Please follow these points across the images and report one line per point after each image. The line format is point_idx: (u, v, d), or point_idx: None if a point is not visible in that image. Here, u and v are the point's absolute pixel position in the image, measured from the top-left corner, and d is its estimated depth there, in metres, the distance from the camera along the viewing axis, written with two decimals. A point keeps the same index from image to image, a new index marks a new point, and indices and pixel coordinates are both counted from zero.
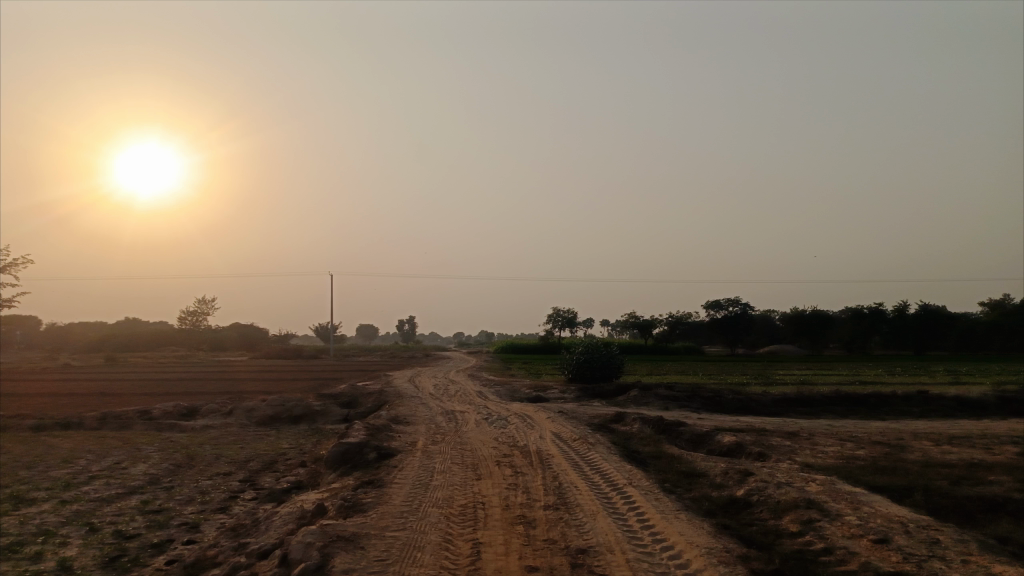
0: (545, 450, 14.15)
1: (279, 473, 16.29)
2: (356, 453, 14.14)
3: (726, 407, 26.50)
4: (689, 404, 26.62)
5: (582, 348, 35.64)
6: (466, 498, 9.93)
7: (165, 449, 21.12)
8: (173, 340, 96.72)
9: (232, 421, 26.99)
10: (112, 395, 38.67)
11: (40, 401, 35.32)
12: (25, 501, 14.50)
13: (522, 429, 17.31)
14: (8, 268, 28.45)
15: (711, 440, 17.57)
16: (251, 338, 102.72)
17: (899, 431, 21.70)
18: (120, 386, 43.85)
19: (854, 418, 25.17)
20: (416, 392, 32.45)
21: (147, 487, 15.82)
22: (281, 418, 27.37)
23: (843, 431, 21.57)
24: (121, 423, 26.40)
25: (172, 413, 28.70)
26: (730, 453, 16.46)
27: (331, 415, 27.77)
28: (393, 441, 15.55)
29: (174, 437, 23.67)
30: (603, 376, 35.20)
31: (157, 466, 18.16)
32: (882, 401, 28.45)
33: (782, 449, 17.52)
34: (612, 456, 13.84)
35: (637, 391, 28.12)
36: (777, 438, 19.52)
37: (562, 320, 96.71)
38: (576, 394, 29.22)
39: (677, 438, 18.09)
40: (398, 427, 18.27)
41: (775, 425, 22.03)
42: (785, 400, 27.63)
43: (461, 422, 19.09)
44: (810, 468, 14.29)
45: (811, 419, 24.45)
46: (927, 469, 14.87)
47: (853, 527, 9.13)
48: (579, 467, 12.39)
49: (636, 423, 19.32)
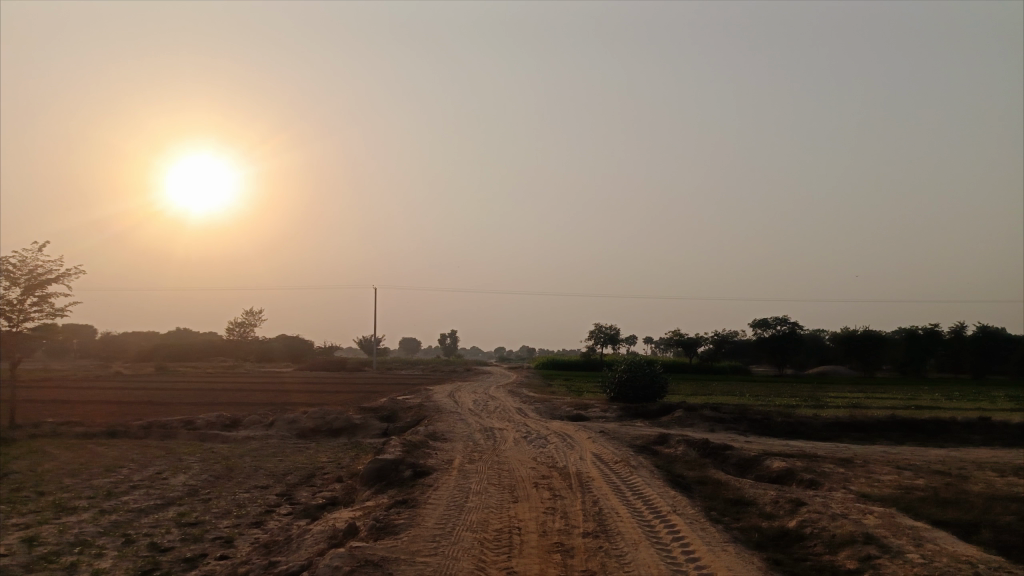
0: (585, 472, 13.71)
1: (315, 488, 16.14)
2: (392, 469, 13.91)
3: (775, 430, 25.59)
4: (736, 426, 25.80)
5: (625, 366, 35.01)
6: (502, 521, 9.56)
7: (206, 460, 21.21)
8: (221, 351, 98.58)
9: (273, 433, 27.09)
10: (159, 404, 39.27)
11: (90, 408, 36.08)
12: (65, 510, 14.59)
13: (562, 449, 16.88)
14: (61, 279, 29.18)
15: (759, 465, 16.89)
16: (297, 350, 104.16)
17: (960, 460, 20.61)
18: (167, 396, 44.58)
19: (911, 445, 24.06)
20: (455, 407, 32.21)
21: (185, 498, 15.80)
22: (322, 430, 27.37)
23: (900, 459, 20.57)
24: (166, 433, 26.66)
25: (215, 423, 28.95)
26: (779, 480, 15.78)
27: (371, 429, 27.67)
28: (429, 459, 15.28)
29: (216, 448, 23.79)
30: (646, 395, 34.49)
31: (196, 477, 18.20)
32: (942, 428, 27.18)
33: (836, 476, 16.73)
34: (655, 480, 13.32)
35: (681, 412, 27.42)
36: (829, 464, 18.68)
37: (605, 337, 95.72)
38: (618, 413, 28.62)
39: (723, 463, 17.47)
40: (436, 443, 18.00)
41: (827, 451, 21.13)
42: (837, 424, 26.59)
43: (499, 440, 18.73)
44: (866, 499, 13.55)
45: (865, 445, 23.42)
46: (993, 503, 13.97)
47: (917, 566, 8.50)
48: (620, 492, 11.91)
49: (680, 445, 18.72)
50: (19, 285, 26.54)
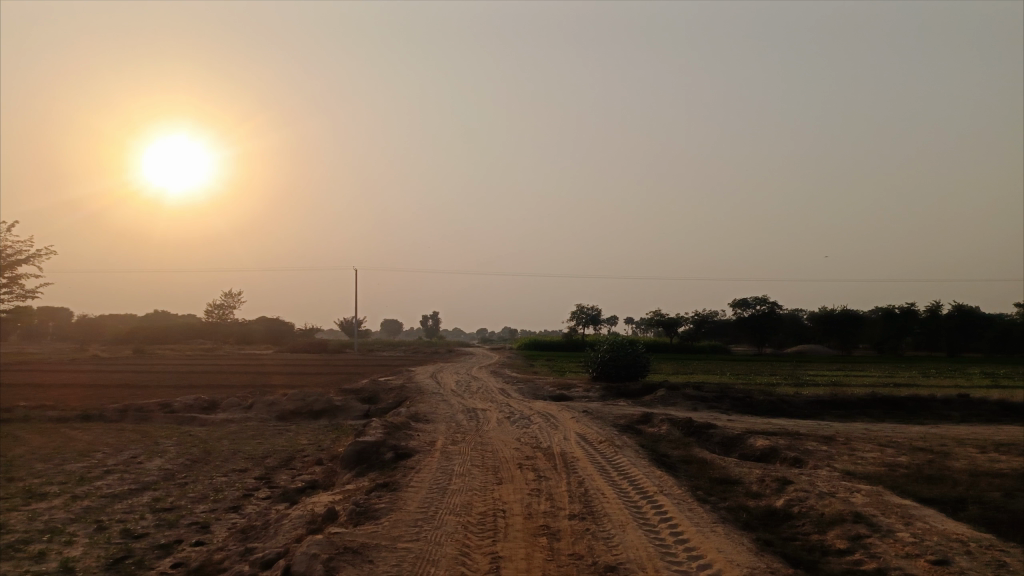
0: (569, 452, 13.53)
1: (295, 471, 15.84)
2: (373, 452, 13.61)
3: (758, 409, 25.59)
4: (719, 404, 25.77)
5: (607, 346, 34.90)
6: (486, 504, 9.31)
7: (183, 443, 20.80)
8: (200, 333, 97.50)
9: (252, 415, 26.67)
10: (135, 387, 38.59)
11: (63, 392, 35.36)
12: (35, 496, 14.15)
13: (546, 429, 16.66)
14: (31, 261, 28.49)
15: (743, 444, 16.81)
16: (276, 332, 103.30)
17: (941, 437, 20.72)
18: (144, 379, 43.87)
19: (892, 422, 24.21)
20: (437, 388, 31.94)
21: (161, 483, 15.43)
22: (302, 412, 27.00)
23: (882, 436, 20.66)
24: (142, 416, 26.18)
25: (192, 406, 28.45)
26: (763, 458, 15.70)
27: (352, 411, 27.34)
28: (410, 440, 15.00)
29: (193, 431, 23.35)
30: (629, 375, 34.41)
31: (173, 461, 17.81)
32: (922, 405, 27.36)
33: (820, 454, 16.71)
34: (640, 460, 13.15)
35: (664, 391, 27.34)
36: (812, 442, 18.66)
37: (586, 317, 95.79)
38: (601, 393, 28.50)
39: (707, 441, 17.36)
40: (418, 424, 17.73)
41: (810, 429, 21.14)
42: (818, 402, 26.68)
43: (482, 420, 18.52)
44: (852, 476, 13.49)
45: (847, 422, 23.51)
46: (977, 479, 13.97)
47: (907, 545, 8.39)
48: (606, 473, 11.71)
49: (664, 425, 18.58)
50: None
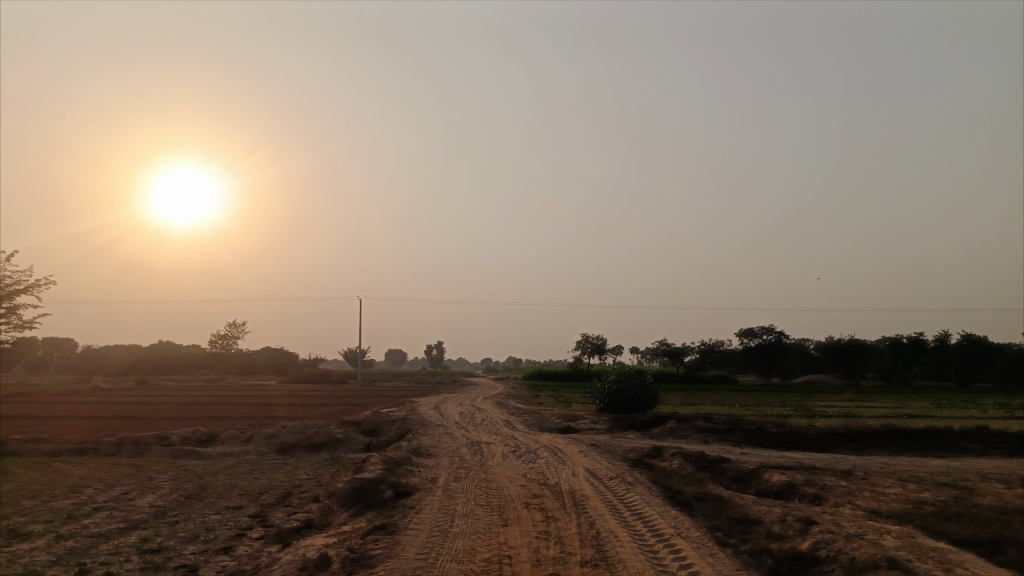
0: (579, 490, 12.83)
1: (291, 508, 15.17)
2: (371, 490, 12.94)
3: (771, 441, 24.80)
4: (730, 437, 25.01)
5: (614, 376, 34.17)
6: (491, 550, 8.64)
7: (177, 478, 20.12)
8: (203, 363, 96.91)
9: (251, 448, 25.97)
10: (133, 419, 37.86)
11: (59, 424, 34.70)
12: (18, 536, 13.47)
13: (553, 465, 15.94)
14: (30, 291, 28.15)
15: (759, 479, 16.09)
16: (280, 362, 102.58)
17: (963, 471, 19.94)
18: (143, 410, 43.16)
19: (911, 456, 23.39)
20: (441, 420, 31.23)
21: (151, 522, 14.74)
22: (302, 445, 26.31)
23: (902, 470, 19.88)
24: (139, 450, 25.54)
25: (190, 439, 27.77)
26: (780, 495, 14.96)
27: (353, 444, 26.66)
28: (411, 477, 14.31)
29: (190, 465, 22.69)
30: (637, 406, 33.67)
31: (165, 497, 17.12)
32: (940, 437, 26.51)
33: (839, 490, 15.97)
34: (653, 498, 12.46)
35: (674, 423, 26.59)
36: (830, 477, 17.91)
37: (591, 347, 94.93)
38: (608, 425, 27.73)
39: (720, 477, 16.65)
40: (420, 459, 17.08)
41: (828, 463, 20.37)
42: (833, 434, 25.87)
43: (487, 454, 17.85)
44: (878, 516, 12.74)
45: (864, 456, 22.71)
46: (1009, 517, 13.24)
47: None
48: (619, 512, 11.04)
49: (676, 459, 17.86)
50: None
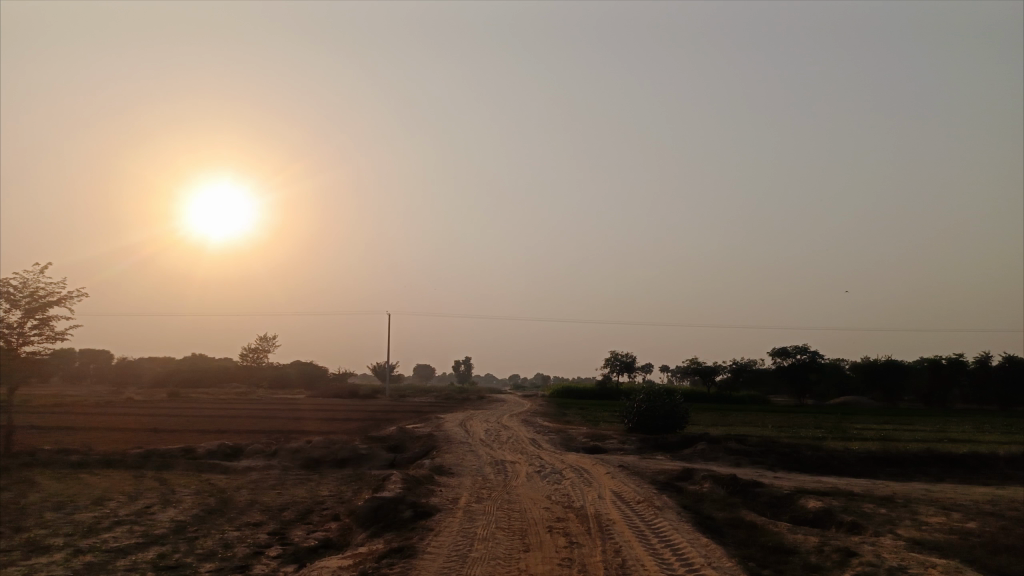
0: (604, 514, 12.37)
1: (310, 526, 14.90)
2: (390, 510, 12.60)
3: (805, 464, 24.01)
4: (763, 459, 24.23)
5: (643, 396, 33.53)
6: None
7: (200, 492, 19.99)
8: (234, 376, 97.73)
9: (275, 463, 25.82)
10: (162, 431, 38.04)
11: (89, 436, 34.95)
12: (38, 550, 13.37)
13: (579, 486, 15.48)
14: (62, 302, 28.47)
15: (793, 505, 15.45)
16: (310, 376, 103.02)
17: (1010, 500, 19.00)
18: (172, 422, 43.36)
19: (953, 482, 22.45)
20: (466, 437, 30.85)
21: (169, 537, 14.55)
22: (326, 460, 26.11)
23: (945, 497, 19.02)
24: (164, 462, 25.53)
25: (215, 452, 27.74)
26: (816, 523, 14.31)
27: (377, 460, 26.40)
28: (432, 497, 13.97)
29: (214, 480, 22.57)
30: (666, 427, 32.93)
31: (186, 512, 16.96)
32: (983, 463, 25.44)
33: (879, 518, 15.26)
34: (682, 525, 11.92)
35: (704, 444, 25.90)
36: (869, 504, 17.16)
37: (620, 365, 93.93)
38: (637, 445, 27.12)
39: (753, 501, 16.04)
40: (442, 479, 16.72)
41: (866, 489, 19.59)
42: (871, 458, 24.96)
43: (511, 475, 17.40)
44: (921, 547, 12.05)
45: (904, 482, 21.85)
46: None
47: None
48: (646, 539, 10.56)
49: (706, 482, 17.27)
50: (20, 308, 25.64)
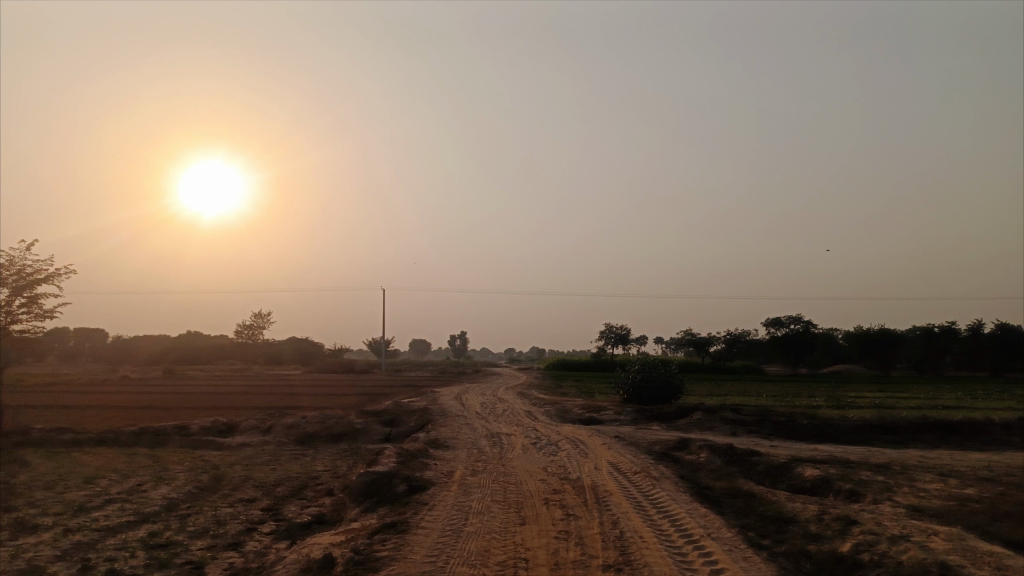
0: (601, 486, 12.21)
1: (305, 501, 14.73)
2: (384, 485, 12.41)
3: (801, 433, 23.95)
4: (759, 429, 24.16)
5: (638, 366, 33.46)
6: (505, 552, 8.04)
7: (194, 469, 19.81)
8: (230, 353, 97.60)
9: (269, 439, 25.63)
10: (155, 409, 37.81)
11: (82, 414, 34.75)
12: (26, 530, 13.16)
13: (575, 458, 15.33)
14: (49, 281, 28.08)
15: (791, 474, 15.34)
16: (306, 352, 102.87)
17: (1007, 466, 18.94)
18: (166, 400, 43.15)
19: (949, 449, 22.40)
20: (462, 410, 30.75)
21: (161, 515, 14.36)
22: (321, 435, 25.96)
23: (942, 464, 18.96)
24: (158, 440, 25.32)
25: (209, 429, 27.54)
26: (815, 491, 14.20)
27: (373, 434, 26.24)
28: (426, 471, 13.77)
29: (208, 456, 22.40)
30: (661, 397, 32.92)
31: (178, 489, 16.77)
32: (979, 429, 25.42)
33: (878, 486, 15.16)
34: (680, 495, 11.78)
35: (700, 414, 25.82)
36: (866, 471, 17.09)
37: (615, 337, 94.02)
38: (633, 416, 27.03)
39: (750, 470, 15.92)
40: (437, 452, 16.55)
41: (863, 456, 19.51)
42: (867, 426, 24.90)
43: (506, 447, 17.25)
44: (921, 514, 11.93)
45: (901, 449, 21.78)
46: None
47: None
48: (644, 510, 10.40)
49: (703, 452, 17.15)
50: (6, 286, 25.21)
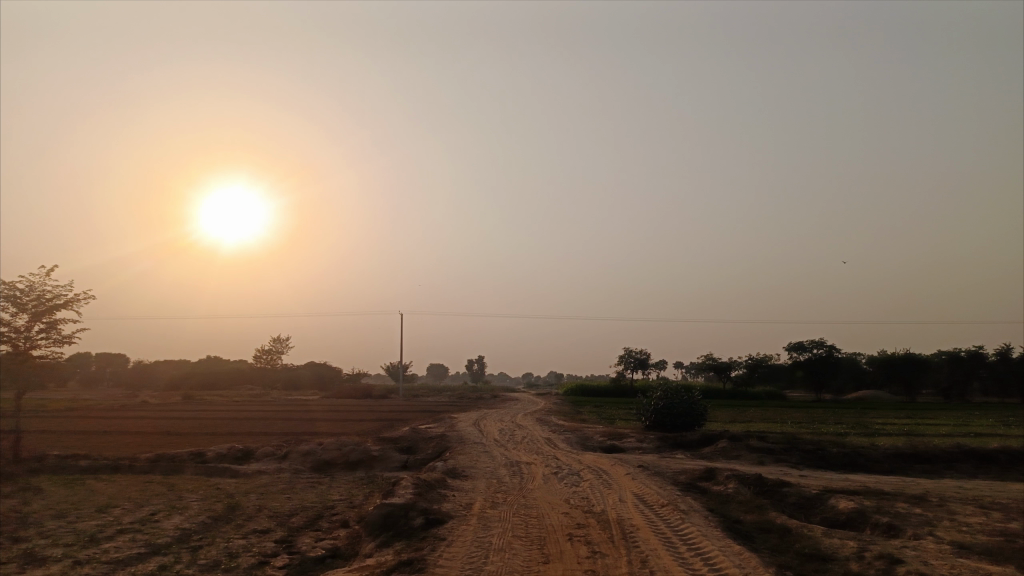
0: (627, 519, 11.67)
1: (319, 533, 14.31)
2: (400, 517, 11.94)
3: (831, 462, 23.17)
4: (787, 457, 23.41)
5: (661, 393, 32.77)
6: None
7: (208, 498, 19.44)
8: (248, 378, 97.71)
9: (285, 466, 25.25)
10: (173, 435, 37.59)
11: (99, 440, 34.55)
12: (35, 562, 12.81)
13: (598, 489, 14.77)
14: (68, 306, 28.08)
15: (824, 506, 14.70)
16: (324, 376, 102.80)
17: None
18: (183, 426, 42.98)
19: (987, 479, 21.51)
20: (480, 437, 30.24)
21: (173, 547, 13.96)
22: (338, 463, 25.52)
23: (981, 495, 18.14)
24: (173, 467, 25.03)
25: (225, 456, 27.21)
26: (850, 524, 13.55)
27: (390, 461, 25.79)
28: (443, 503, 13.29)
29: (223, 484, 22.05)
30: (685, 425, 32.15)
31: (191, 519, 16.39)
32: (1017, 458, 24.45)
33: (916, 519, 14.46)
34: (711, 530, 11.19)
35: (726, 443, 25.10)
36: (903, 503, 16.36)
37: (635, 362, 93.05)
38: (656, 444, 26.37)
39: (781, 502, 15.26)
40: (455, 482, 16.08)
41: (898, 487, 18.75)
42: (900, 455, 24.04)
43: (527, 477, 16.73)
44: (968, 552, 11.25)
45: (936, 479, 20.95)
46: None
47: None
48: (674, 547, 9.84)
49: (731, 482, 16.52)
50: (26, 312, 25.19)
